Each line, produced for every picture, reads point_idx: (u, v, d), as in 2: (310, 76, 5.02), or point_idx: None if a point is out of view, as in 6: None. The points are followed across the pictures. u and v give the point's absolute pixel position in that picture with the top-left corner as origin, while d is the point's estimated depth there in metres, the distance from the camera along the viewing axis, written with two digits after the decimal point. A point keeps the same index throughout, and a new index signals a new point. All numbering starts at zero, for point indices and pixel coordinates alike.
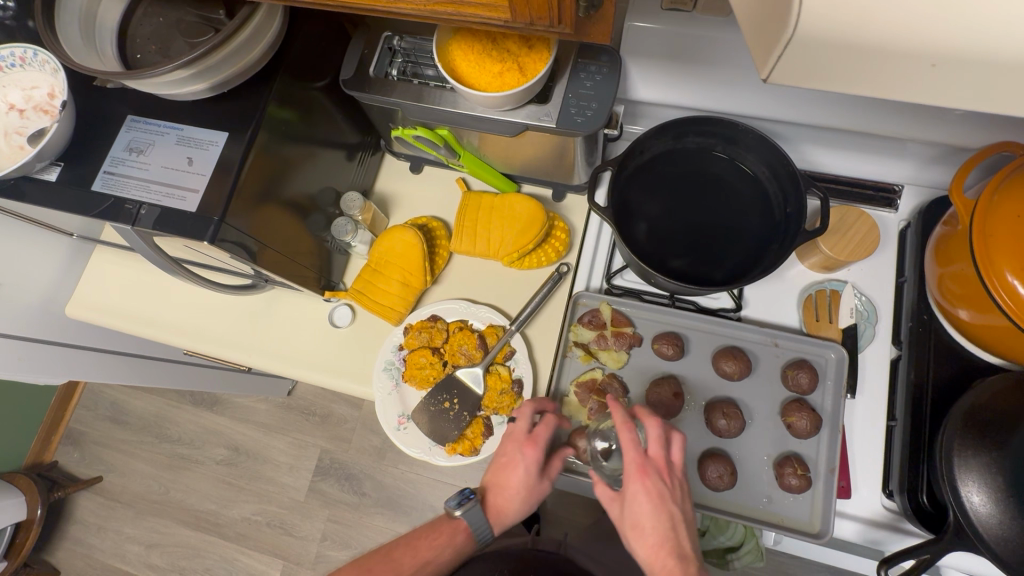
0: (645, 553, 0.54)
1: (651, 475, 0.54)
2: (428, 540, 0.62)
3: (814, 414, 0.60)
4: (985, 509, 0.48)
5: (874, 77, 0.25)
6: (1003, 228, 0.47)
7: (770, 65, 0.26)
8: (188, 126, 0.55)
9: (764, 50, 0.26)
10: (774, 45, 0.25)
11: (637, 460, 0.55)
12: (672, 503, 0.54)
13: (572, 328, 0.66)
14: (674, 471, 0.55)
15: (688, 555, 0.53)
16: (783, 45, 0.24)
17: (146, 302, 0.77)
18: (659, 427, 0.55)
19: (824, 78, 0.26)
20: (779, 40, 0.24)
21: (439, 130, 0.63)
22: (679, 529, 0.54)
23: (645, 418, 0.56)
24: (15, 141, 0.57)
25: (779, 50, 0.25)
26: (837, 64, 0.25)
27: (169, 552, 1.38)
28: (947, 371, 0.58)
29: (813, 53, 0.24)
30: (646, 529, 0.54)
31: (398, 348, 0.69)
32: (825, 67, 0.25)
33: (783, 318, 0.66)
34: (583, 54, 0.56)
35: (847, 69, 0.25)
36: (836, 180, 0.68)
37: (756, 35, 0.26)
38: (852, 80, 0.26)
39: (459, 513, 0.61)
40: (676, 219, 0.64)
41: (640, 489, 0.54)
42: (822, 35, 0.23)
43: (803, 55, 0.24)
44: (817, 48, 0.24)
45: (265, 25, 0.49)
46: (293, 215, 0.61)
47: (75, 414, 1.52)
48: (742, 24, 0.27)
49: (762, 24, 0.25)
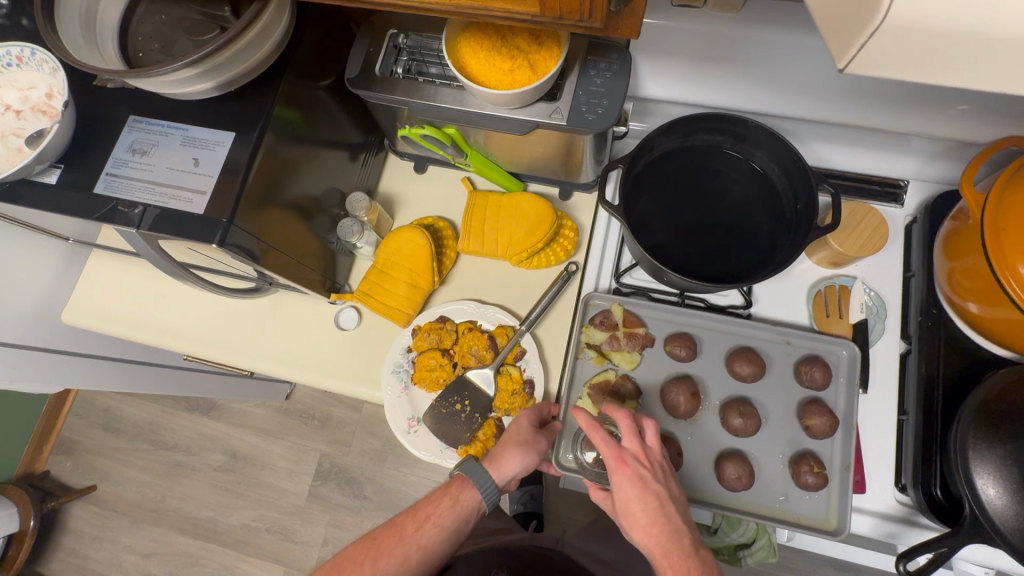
0: (640, 535, 0.54)
1: (630, 463, 0.54)
2: (432, 501, 0.61)
3: (832, 417, 0.60)
4: (1000, 501, 0.49)
5: (965, 72, 0.23)
6: (1013, 219, 0.47)
7: (849, 57, 0.23)
8: (193, 127, 0.53)
9: (840, 41, 0.23)
10: (853, 38, 0.22)
11: (613, 453, 0.54)
12: (655, 483, 0.54)
13: (583, 329, 0.65)
14: (652, 454, 0.56)
15: (681, 528, 0.53)
16: (867, 35, 0.22)
17: (146, 306, 0.75)
18: (629, 418, 0.56)
19: (908, 71, 0.23)
20: (863, 27, 0.21)
21: (447, 128, 0.62)
22: (668, 506, 0.53)
23: (611, 414, 0.56)
24: (12, 143, 0.55)
25: (861, 41, 0.22)
26: (923, 55, 0.22)
27: (167, 561, 1.36)
28: (957, 366, 0.58)
29: (903, 42, 0.21)
30: (636, 512, 0.53)
31: (406, 350, 0.68)
32: (910, 56, 0.22)
33: (793, 315, 0.66)
34: (593, 51, 0.56)
35: (933, 62, 0.22)
36: (843, 176, 0.67)
37: (832, 22, 0.23)
38: (934, 76, 0.23)
39: (455, 468, 0.62)
40: (686, 217, 0.64)
41: (622, 480, 0.54)
42: (913, 19, 0.20)
43: (887, 46, 0.22)
44: (909, 36, 0.21)
45: (273, 23, 0.48)
46: (298, 216, 0.60)
47: (67, 424, 1.49)
48: (814, 17, 0.25)
49: (842, 11, 0.22)
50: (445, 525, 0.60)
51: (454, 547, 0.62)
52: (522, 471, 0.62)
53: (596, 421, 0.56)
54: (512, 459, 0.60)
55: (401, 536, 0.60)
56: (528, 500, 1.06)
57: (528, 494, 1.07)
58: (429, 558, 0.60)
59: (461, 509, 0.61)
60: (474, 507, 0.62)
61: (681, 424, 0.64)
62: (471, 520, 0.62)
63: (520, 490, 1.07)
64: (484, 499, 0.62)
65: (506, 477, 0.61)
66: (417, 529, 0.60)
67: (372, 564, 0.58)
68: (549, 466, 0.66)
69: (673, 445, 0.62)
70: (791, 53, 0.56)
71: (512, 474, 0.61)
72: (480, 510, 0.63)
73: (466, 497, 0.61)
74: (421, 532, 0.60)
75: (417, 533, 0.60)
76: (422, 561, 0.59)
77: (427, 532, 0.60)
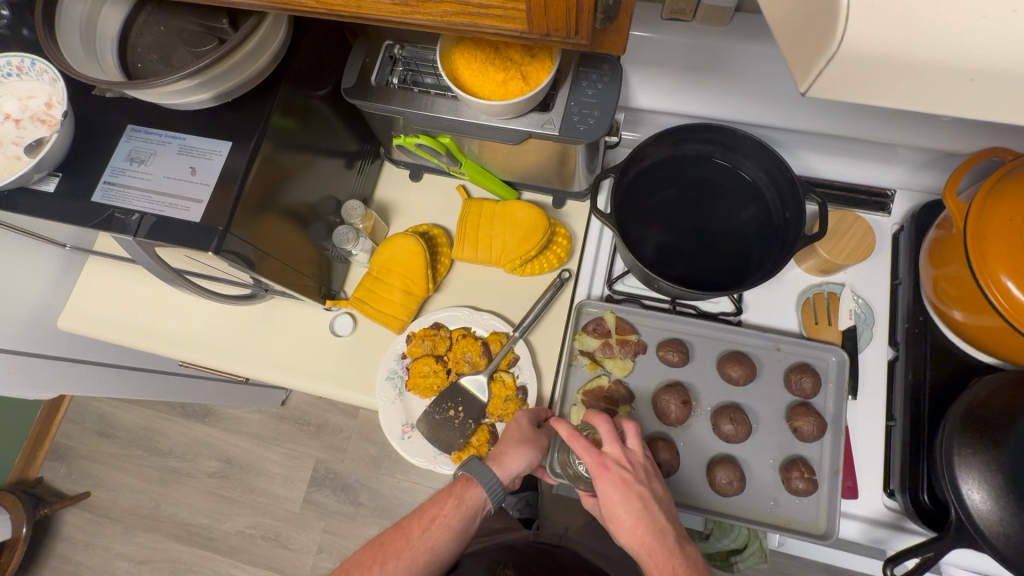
0: (627, 537, 0.54)
1: (612, 468, 0.55)
2: (437, 501, 0.62)
3: (819, 418, 0.61)
4: (985, 505, 0.49)
5: (917, 97, 0.24)
6: (995, 229, 0.48)
7: (808, 82, 0.25)
8: (190, 136, 0.54)
9: (802, 65, 0.25)
10: (812, 63, 0.24)
11: (594, 459, 0.55)
12: (637, 485, 0.54)
13: (576, 337, 0.66)
14: (633, 456, 0.56)
15: (665, 526, 0.53)
16: (825, 61, 0.23)
17: (142, 313, 0.76)
18: (609, 423, 0.57)
19: (863, 96, 0.25)
20: (821, 54, 0.23)
21: (441, 138, 0.63)
22: (651, 506, 0.54)
23: (591, 420, 0.57)
24: (12, 152, 0.55)
25: (819, 66, 0.24)
26: (877, 83, 0.24)
27: (160, 568, 1.35)
28: (944, 373, 0.59)
29: (858, 69, 0.23)
30: (622, 515, 0.54)
31: (401, 357, 0.69)
32: (868, 82, 0.24)
33: (783, 322, 0.67)
34: (584, 63, 0.57)
35: (886, 88, 0.24)
36: (832, 185, 0.69)
37: (793, 47, 0.25)
38: (891, 99, 0.25)
39: (460, 468, 0.63)
40: (676, 226, 0.65)
41: (606, 484, 0.55)
42: (865, 47, 0.22)
43: (844, 72, 0.23)
44: (864, 64, 0.23)
45: (270, 36, 0.49)
46: (293, 224, 0.60)
47: (61, 429, 1.48)
48: (778, 41, 0.26)
49: (802, 37, 0.24)
50: (451, 525, 0.60)
51: (462, 546, 0.62)
52: (526, 470, 0.62)
53: (576, 430, 0.57)
54: (516, 457, 0.60)
55: (408, 539, 0.60)
56: (524, 505, 1.06)
57: (524, 500, 1.07)
58: (438, 559, 0.60)
59: (466, 508, 0.61)
60: (479, 505, 0.62)
61: (673, 431, 0.64)
62: (477, 517, 0.63)
63: (515, 497, 1.08)
64: (489, 496, 0.62)
65: (510, 475, 0.61)
66: (423, 531, 0.60)
67: (380, 568, 0.58)
68: (544, 474, 0.66)
69: (667, 445, 0.62)
70: (780, 65, 0.57)
71: (516, 471, 0.61)
72: (486, 508, 0.63)
73: (471, 496, 0.62)
74: (428, 534, 0.60)
75: (423, 534, 0.60)
76: (430, 562, 0.60)
77: (433, 533, 0.60)
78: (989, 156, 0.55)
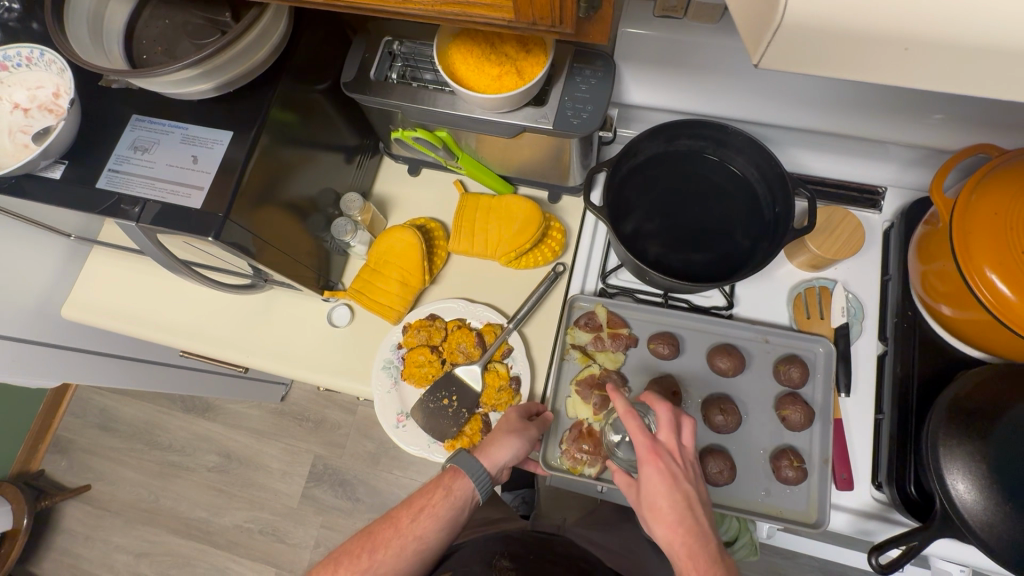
0: (664, 532, 0.54)
1: (664, 458, 0.54)
2: (426, 493, 0.62)
3: (807, 407, 0.62)
4: (970, 496, 0.50)
5: (860, 64, 0.26)
6: (980, 224, 0.49)
7: (759, 52, 0.27)
8: (192, 125, 0.56)
9: (754, 37, 0.27)
10: (761, 34, 0.26)
11: (648, 445, 0.54)
12: (686, 483, 0.54)
13: (568, 331, 0.67)
14: (685, 452, 0.56)
15: (707, 531, 0.53)
16: (771, 33, 0.25)
17: (145, 302, 0.77)
18: (669, 412, 0.56)
19: (813, 63, 0.27)
20: (767, 26, 0.25)
21: (438, 131, 0.64)
22: (695, 508, 0.54)
23: (655, 404, 0.56)
24: (20, 139, 0.57)
25: (768, 39, 0.25)
26: (822, 50, 0.25)
27: (159, 561, 1.36)
28: (933, 367, 0.60)
29: (802, 39, 0.25)
30: (664, 508, 0.54)
31: (396, 347, 0.70)
32: (816, 52, 0.26)
33: (773, 316, 0.68)
34: (578, 59, 0.58)
35: (830, 56, 0.26)
36: (824, 182, 0.70)
37: (746, 20, 0.27)
38: (837, 66, 0.26)
39: (448, 459, 0.63)
40: (669, 221, 0.66)
41: (653, 472, 0.54)
42: (805, 19, 0.23)
43: (790, 40, 0.25)
44: (808, 35, 0.24)
45: (271, 28, 0.51)
46: (293, 215, 0.62)
47: (63, 422, 1.50)
48: (732, 14, 0.28)
49: (752, 12, 0.26)
50: (440, 514, 0.61)
51: (453, 537, 0.63)
52: (514, 460, 0.63)
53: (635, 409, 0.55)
54: (502, 447, 0.61)
55: (397, 528, 0.61)
56: (520, 502, 1.07)
57: (520, 498, 1.09)
58: (427, 548, 0.61)
59: (455, 499, 0.62)
60: (467, 496, 0.62)
61: None
62: (467, 507, 0.63)
63: (512, 495, 1.10)
64: (477, 488, 0.62)
65: (497, 465, 0.62)
66: (411, 520, 0.61)
67: (369, 557, 0.59)
68: (535, 467, 0.67)
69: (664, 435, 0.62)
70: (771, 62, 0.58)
71: (503, 462, 0.62)
72: (475, 500, 0.63)
73: (458, 487, 0.62)
74: (417, 523, 0.61)
75: (412, 523, 0.61)
76: (420, 550, 0.60)
77: (422, 522, 0.61)
78: (975, 153, 0.56)
